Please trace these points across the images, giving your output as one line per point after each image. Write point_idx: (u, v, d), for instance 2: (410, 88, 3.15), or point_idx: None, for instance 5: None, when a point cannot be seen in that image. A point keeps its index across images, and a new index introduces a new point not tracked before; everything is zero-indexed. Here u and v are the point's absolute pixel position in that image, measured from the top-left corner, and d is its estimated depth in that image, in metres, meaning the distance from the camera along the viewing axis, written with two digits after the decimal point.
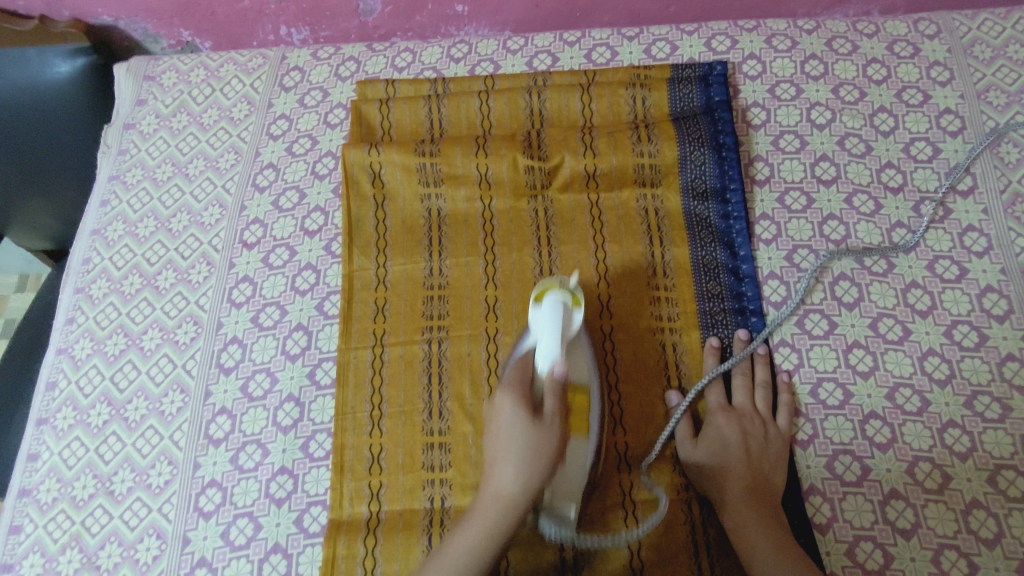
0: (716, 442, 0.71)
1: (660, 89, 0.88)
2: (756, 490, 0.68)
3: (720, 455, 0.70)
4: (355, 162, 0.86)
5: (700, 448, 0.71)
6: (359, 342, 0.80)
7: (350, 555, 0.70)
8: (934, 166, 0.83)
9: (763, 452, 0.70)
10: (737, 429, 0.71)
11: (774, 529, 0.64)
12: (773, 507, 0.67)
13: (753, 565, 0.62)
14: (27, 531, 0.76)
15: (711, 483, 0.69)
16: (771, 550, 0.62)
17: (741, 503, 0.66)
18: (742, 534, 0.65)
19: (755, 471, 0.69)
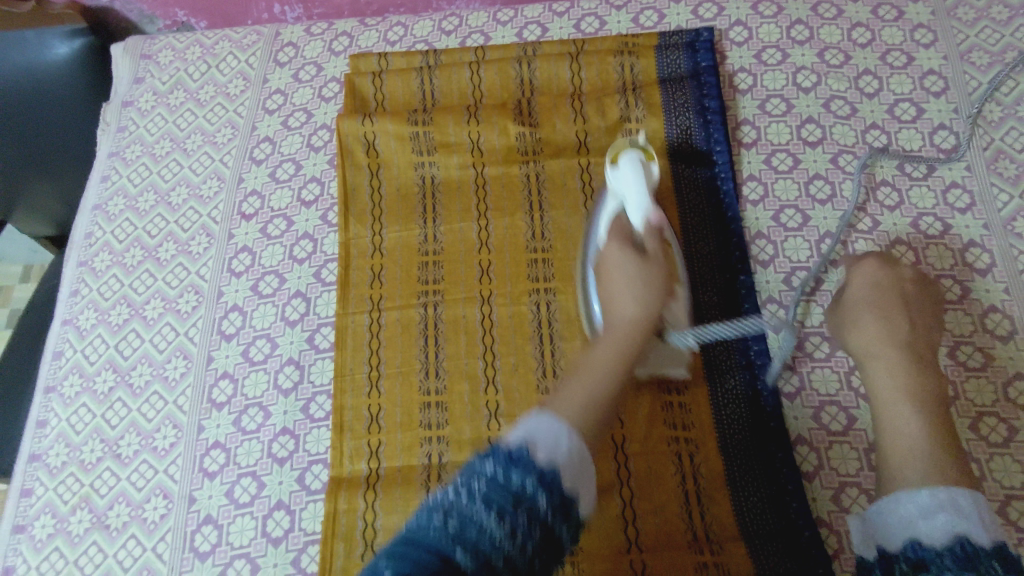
0: (891, 300, 0.67)
1: (647, 56, 0.89)
2: (919, 350, 0.64)
3: (879, 312, 0.66)
4: (349, 132, 0.88)
5: (871, 305, 0.67)
6: (357, 306, 0.82)
7: (351, 509, 0.72)
8: (918, 126, 0.85)
9: (929, 320, 0.67)
10: (919, 293, 0.68)
11: (927, 393, 0.61)
12: (931, 367, 0.63)
13: (897, 428, 0.59)
14: (38, 493, 0.79)
15: (872, 338, 0.65)
16: (929, 418, 0.58)
17: (896, 358, 0.63)
18: (891, 393, 0.62)
19: (932, 334, 0.66)
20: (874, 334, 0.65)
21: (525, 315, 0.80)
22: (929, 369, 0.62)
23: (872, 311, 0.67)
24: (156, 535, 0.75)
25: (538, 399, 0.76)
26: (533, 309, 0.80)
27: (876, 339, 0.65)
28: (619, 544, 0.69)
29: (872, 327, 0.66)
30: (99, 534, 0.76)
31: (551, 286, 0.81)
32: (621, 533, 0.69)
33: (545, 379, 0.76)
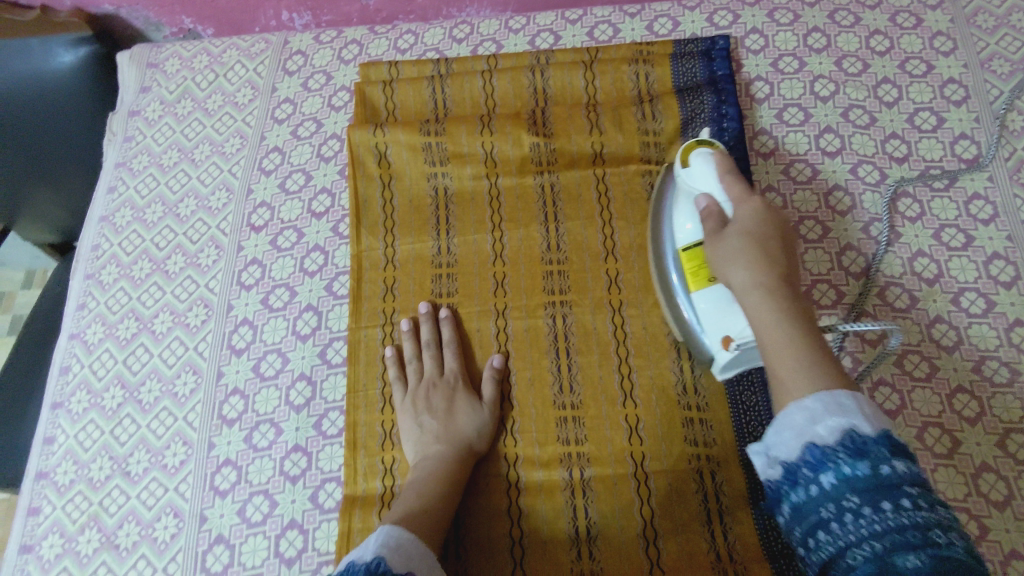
0: (761, 232, 0.64)
1: (663, 65, 0.88)
2: (783, 280, 0.62)
3: (757, 251, 0.62)
4: (361, 142, 0.87)
5: (741, 234, 0.64)
6: (369, 320, 0.81)
7: (365, 528, 0.70)
8: (939, 136, 0.83)
9: (792, 263, 0.64)
10: (779, 224, 0.65)
11: (790, 310, 0.59)
12: (802, 304, 0.61)
13: (784, 373, 0.56)
14: (45, 512, 0.77)
15: (736, 273, 0.63)
16: (807, 344, 0.57)
17: (753, 286, 0.61)
18: (767, 325, 0.59)
19: (789, 273, 0.63)
20: (747, 291, 0.62)
21: (541, 329, 0.78)
22: (780, 295, 0.60)
23: (740, 244, 0.63)
24: (166, 555, 0.73)
25: (554, 415, 0.74)
26: (549, 322, 0.78)
27: (738, 276, 0.63)
28: (640, 565, 0.67)
29: (741, 258, 0.63)
30: (108, 554, 0.74)
31: (567, 299, 0.79)
32: (642, 553, 0.68)
33: (561, 394, 0.75)
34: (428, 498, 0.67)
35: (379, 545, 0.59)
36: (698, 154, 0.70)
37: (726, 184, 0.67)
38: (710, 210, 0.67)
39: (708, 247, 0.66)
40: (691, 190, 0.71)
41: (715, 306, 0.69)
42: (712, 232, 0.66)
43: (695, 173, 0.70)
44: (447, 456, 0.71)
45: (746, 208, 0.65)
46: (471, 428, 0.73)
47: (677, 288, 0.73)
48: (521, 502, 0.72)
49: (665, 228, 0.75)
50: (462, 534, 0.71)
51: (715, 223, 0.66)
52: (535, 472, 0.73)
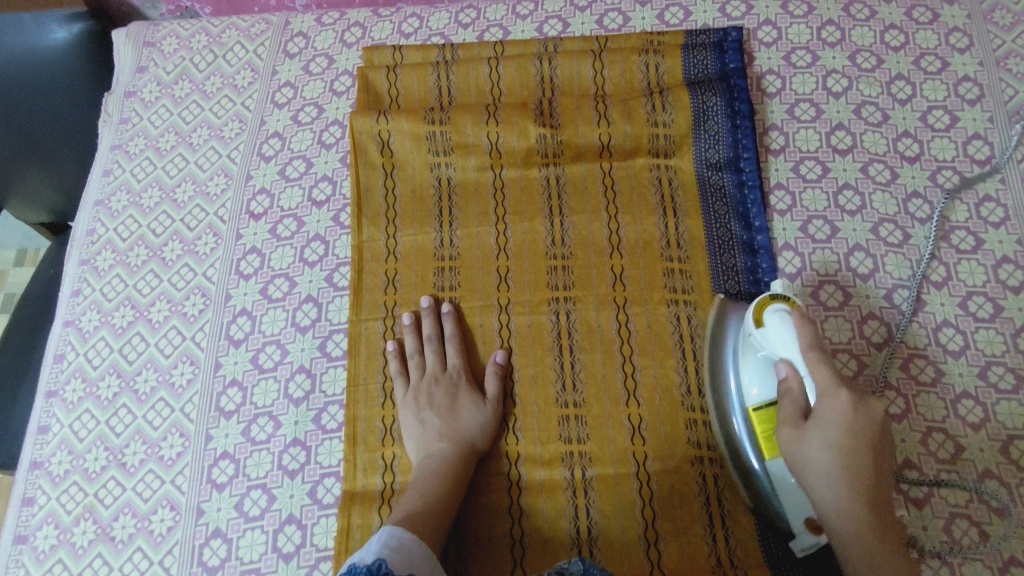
0: (851, 451, 0.58)
1: (674, 56, 0.86)
2: (872, 493, 0.58)
3: (842, 468, 0.58)
4: (363, 130, 0.85)
5: (830, 447, 0.59)
6: (370, 313, 0.80)
7: (365, 525, 0.70)
8: (952, 135, 0.82)
9: (879, 459, 0.60)
10: (877, 434, 0.59)
11: (870, 512, 0.58)
12: (883, 494, 0.59)
13: (853, 554, 0.58)
14: (40, 503, 0.76)
15: (821, 421, 0.60)
16: (882, 556, 0.57)
17: (842, 498, 0.58)
18: (845, 538, 0.58)
19: (875, 443, 0.59)
20: (831, 394, 0.60)
21: (545, 325, 0.77)
22: (860, 515, 0.58)
23: (824, 456, 0.59)
24: (163, 548, 0.73)
25: (556, 413, 0.74)
26: (553, 318, 0.77)
27: (821, 495, 0.59)
28: (641, 567, 0.67)
29: (823, 431, 0.59)
30: (104, 547, 0.73)
31: (571, 295, 0.78)
32: (643, 555, 0.67)
33: (564, 392, 0.74)
34: (432, 498, 0.67)
35: (381, 544, 0.59)
36: (775, 310, 0.65)
37: (812, 363, 0.61)
38: (788, 386, 0.63)
39: (783, 435, 0.62)
40: (770, 351, 0.65)
41: (786, 481, 0.64)
42: (791, 432, 0.61)
43: (769, 334, 0.65)
44: (451, 455, 0.70)
45: (832, 401, 0.60)
46: (473, 425, 0.72)
47: (745, 446, 0.68)
48: (522, 501, 0.71)
49: (724, 352, 0.72)
50: (463, 532, 0.70)
51: (795, 421, 0.62)
52: (537, 471, 0.72)
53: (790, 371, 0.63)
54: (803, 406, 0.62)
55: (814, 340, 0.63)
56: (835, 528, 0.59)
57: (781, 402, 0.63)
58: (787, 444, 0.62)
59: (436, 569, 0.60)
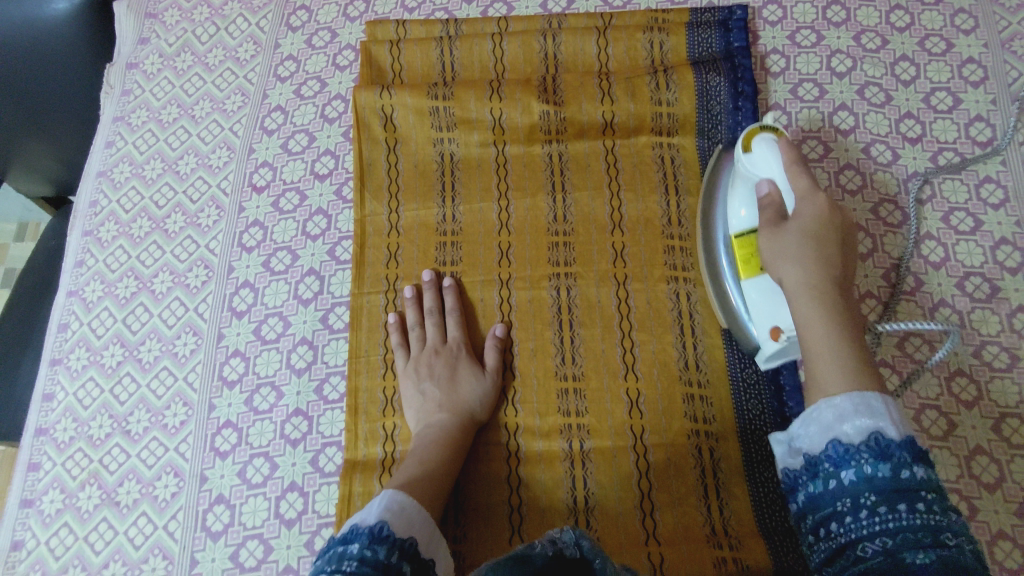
0: (823, 236, 0.62)
1: (678, 34, 0.86)
2: (838, 283, 0.61)
3: (815, 252, 0.61)
4: (367, 104, 0.85)
5: (801, 235, 0.62)
6: (372, 286, 0.80)
7: (366, 492, 0.71)
8: (954, 117, 0.82)
9: (850, 262, 0.63)
10: (843, 229, 0.63)
11: (830, 309, 0.59)
12: (845, 299, 0.60)
13: (822, 365, 0.57)
14: (45, 468, 0.77)
15: (789, 270, 0.62)
16: (842, 337, 0.57)
17: (804, 291, 0.60)
18: (807, 322, 0.60)
19: (844, 280, 0.61)
20: (809, 195, 0.63)
21: (545, 300, 0.78)
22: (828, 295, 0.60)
23: (801, 244, 0.62)
24: (167, 513, 0.74)
25: (555, 385, 0.75)
26: (553, 293, 0.78)
27: (786, 273, 0.62)
28: (636, 536, 0.68)
29: (800, 223, 0.63)
30: (109, 511, 0.75)
31: (572, 270, 0.79)
32: (639, 525, 0.69)
33: (563, 365, 0.75)
34: (431, 465, 0.68)
35: (383, 507, 0.59)
36: (763, 137, 0.68)
37: (794, 176, 0.65)
38: (771, 198, 0.66)
39: (762, 241, 0.65)
40: (755, 172, 0.68)
41: (764, 299, 0.68)
42: (769, 232, 0.64)
43: (757, 158, 0.68)
44: (450, 424, 0.71)
45: (809, 204, 0.63)
46: (473, 395, 0.73)
47: (727, 277, 0.73)
48: (521, 471, 0.72)
49: (717, 207, 0.75)
50: (463, 501, 0.72)
51: (774, 219, 0.65)
52: (535, 443, 0.73)
53: (769, 184, 0.66)
54: (783, 211, 0.65)
55: (800, 158, 0.66)
56: (804, 332, 0.60)
57: (762, 210, 0.66)
58: (764, 236, 0.65)
59: (435, 533, 0.61)
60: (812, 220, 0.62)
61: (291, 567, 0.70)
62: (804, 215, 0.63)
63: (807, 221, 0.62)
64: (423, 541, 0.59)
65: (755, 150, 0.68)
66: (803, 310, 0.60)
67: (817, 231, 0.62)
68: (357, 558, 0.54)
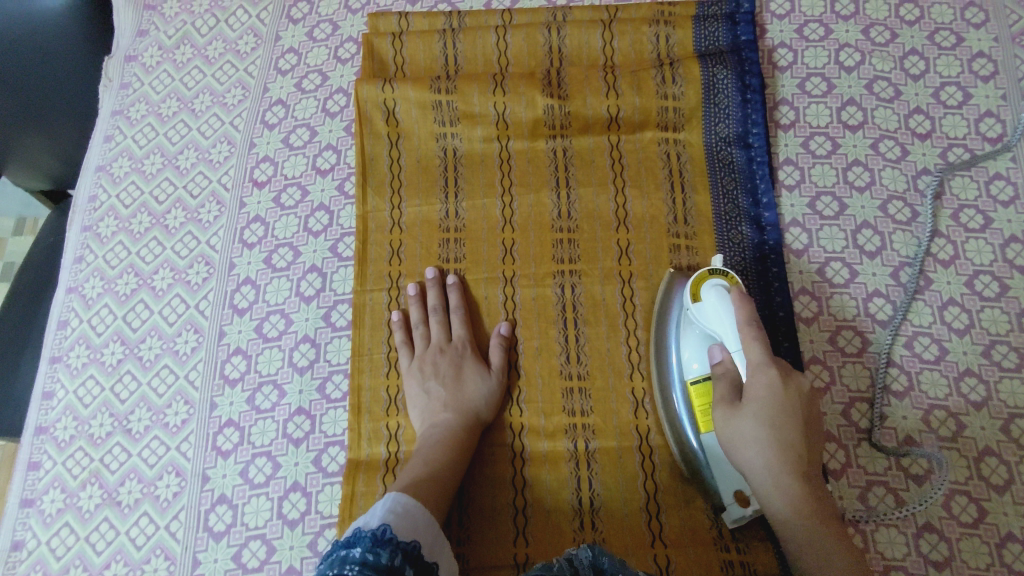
0: (780, 425, 0.60)
1: (685, 28, 0.84)
2: (800, 463, 0.59)
3: (770, 437, 0.60)
4: (368, 98, 0.84)
5: (759, 421, 0.60)
6: (374, 283, 0.79)
7: (368, 492, 0.70)
8: (964, 113, 0.81)
9: (811, 426, 0.62)
10: (801, 405, 0.61)
11: (799, 477, 0.59)
12: (824, 502, 0.59)
13: (795, 539, 0.57)
14: (46, 467, 0.77)
15: (752, 452, 0.60)
16: (825, 540, 0.56)
17: (767, 447, 0.60)
18: (779, 519, 0.59)
19: (805, 448, 0.60)
20: (761, 370, 0.61)
21: (550, 299, 0.77)
22: (805, 508, 0.58)
23: (756, 427, 0.60)
24: (169, 513, 0.73)
25: (561, 385, 0.74)
26: (557, 292, 0.77)
27: (775, 502, 0.59)
28: (642, 538, 0.68)
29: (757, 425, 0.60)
30: (110, 511, 0.74)
31: (577, 268, 0.78)
32: (645, 526, 0.68)
33: (568, 365, 0.74)
34: (436, 466, 0.67)
35: (386, 511, 0.59)
36: (712, 286, 0.67)
37: (745, 339, 0.63)
38: (724, 366, 0.65)
39: (717, 411, 0.63)
40: (705, 330, 0.67)
41: (718, 432, 0.65)
42: (724, 411, 0.62)
43: (706, 312, 0.66)
44: (456, 425, 0.71)
45: (761, 378, 0.61)
46: (479, 396, 0.73)
47: (682, 424, 0.69)
48: (526, 472, 0.72)
49: (667, 331, 0.71)
50: (466, 501, 0.71)
51: (729, 395, 0.63)
52: (540, 443, 0.72)
53: (720, 351, 0.65)
54: (737, 381, 0.64)
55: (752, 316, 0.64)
56: (775, 518, 0.59)
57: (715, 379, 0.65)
58: (716, 422, 0.63)
59: (437, 537, 0.61)
60: (770, 406, 0.60)
61: (295, 568, 0.70)
62: (760, 394, 0.61)
63: (765, 403, 0.61)
64: (427, 543, 0.59)
65: (707, 304, 0.66)
66: (778, 504, 0.59)
67: (773, 413, 0.60)
68: (359, 562, 0.52)
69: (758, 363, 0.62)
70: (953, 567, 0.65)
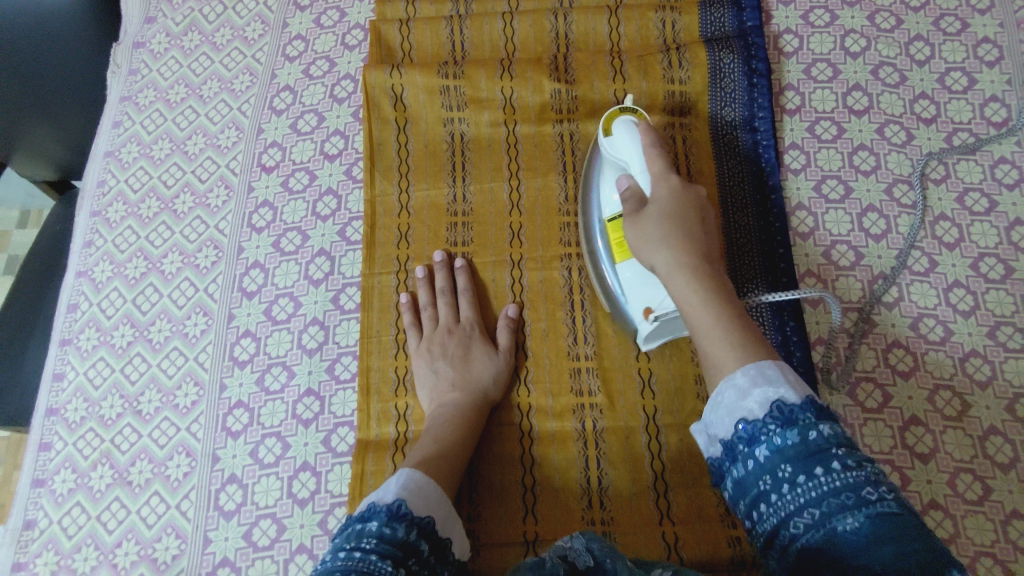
0: (683, 227, 0.62)
1: (691, 13, 0.85)
2: (704, 260, 0.61)
3: (673, 231, 0.62)
4: (376, 83, 0.84)
5: (663, 222, 0.62)
6: (383, 267, 0.80)
7: (378, 471, 0.71)
8: (969, 98, 0.82)
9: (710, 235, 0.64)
10: (698, 208, 0.64)
11: (697, 281, 0.59)
12: (716, 271, 0.61)
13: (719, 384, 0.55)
14: (57, 448, 0.77)
15: (659, 254, 0.62)
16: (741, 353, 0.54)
17: (676, 271, 0.60)
18: (690, 303, 0.59)
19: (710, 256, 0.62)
20: (661, 179, 0.64)
21: (557, 280, 0.78)
22: (707, 291, 0.59)
23: (659, 229, 0.62)
24: (179, 493, 0.74)
25: (568, 366, 0.74)
26: (565, 274, 0.78)
27: (680, 292, 0.60)
28: (650, 516, 0.69)
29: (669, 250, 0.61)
30: (121, 491, 0.75)
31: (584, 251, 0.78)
32: (653, 504, 0.69)
33: (575, 345, 0.75)
34: (445, 444, 0.68)
35: (400, 486, 0.59)
36: (622, 121, 0.68)
37: (648, 157, 0.65)
38: (632, 191, 0.66)
39: (627, 228, 0.65)
40: (617, 158, 0.68)
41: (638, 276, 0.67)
42: (632, 214, 0.65)
43: (616, 142, 0.68)
44: (464, 404, 0.71)
45: (663, 187, 0.64)
46: (487, 375, 0.73)
47: (603, 256, 0.72)
48: (534, 452, 0.72)
49: (593, 189, 0.74)
50: (475, 481, 0.71)
51: (633, 204, 0.65)
52: (548, 422, 0.73)
53: (628, 180, 0.67)
54: (642, 196, 0.65)
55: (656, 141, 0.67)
56: (690, 316, 0.59)
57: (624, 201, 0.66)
58: (629, 238, 0.64)
59: (451, 513, 0.61)
60: (673, 211, 0.63)
61: (305, 546, 0.70)
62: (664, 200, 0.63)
63: (666, 210, 0.63)
64: (441, 518, 0.60)
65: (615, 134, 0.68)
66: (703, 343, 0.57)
67: (675, 215, 0.63)
68: (375, 536, 0.53)
69: (663, 202, 0.63)
70: (959, 543, 0.66)
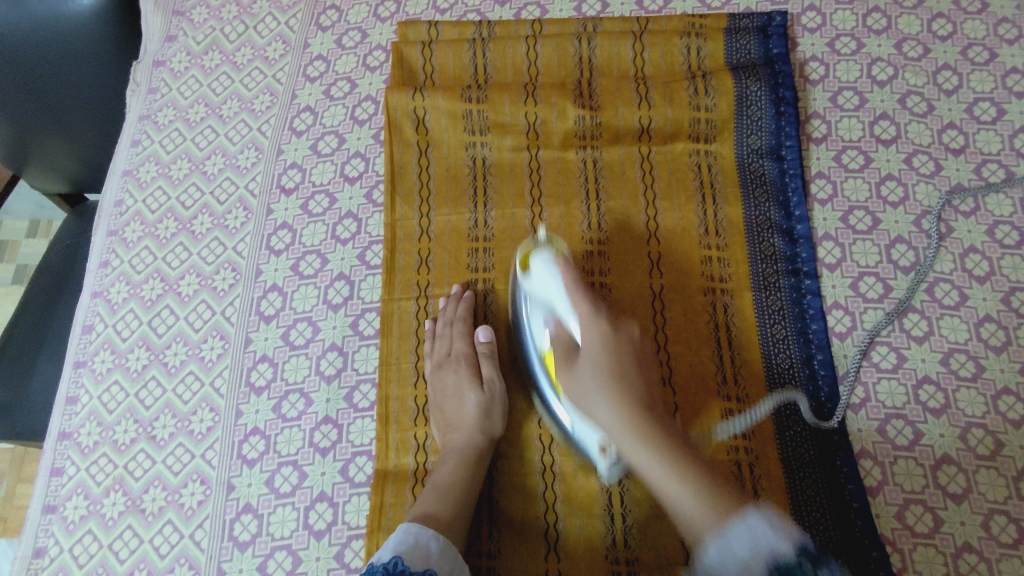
0: (615, 369, 0.65)
1: (716, 40, 0.84)
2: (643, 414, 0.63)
3: (612, 386, 0.64)
4: (398, 106, 0.83)
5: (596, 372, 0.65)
6: (402, 292, 0.79)
7: (398, 504, 0.70)
8: (998, 128, 0.81)
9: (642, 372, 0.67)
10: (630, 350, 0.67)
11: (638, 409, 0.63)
12: (665, 427, 0.62)
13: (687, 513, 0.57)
14: (69, 473, 0.76)
15: (600, 411, 0.64)
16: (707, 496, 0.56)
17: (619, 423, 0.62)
18: (654, 475, 0.59)
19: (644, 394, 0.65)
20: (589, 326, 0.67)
21: None
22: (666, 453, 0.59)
23: (594, 378, 0.65)
24: (194, 522, 0.72)
25: None
26: None
27: (606, 421, 0.63)
28: (676, 556, 0.67)
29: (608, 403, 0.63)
30: (134, 519, 0.73)
31: (607, 280, 0.77)
32: (679, 544, 0.67)
33: None
34: (450, 491, 0.66)
35: (397, 541, 0.59)
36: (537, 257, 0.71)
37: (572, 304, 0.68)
38: (558, 335, 0.69)
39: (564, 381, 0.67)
40: (536, 296, 0.71)
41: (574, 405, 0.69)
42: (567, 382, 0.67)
43: (536, 279, 0.71)
44: (469, 446, 0.69)
45: (592, 332, 0.67)
46: (479, 412, 0.71)
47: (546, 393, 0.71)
48: (557, 487, 0.70)
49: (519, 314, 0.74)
50: (496, 515, 0.70)
51: (566, 356, 0.68)
52: (570, 456, 0.71)
53: (558, 324, 0.70)
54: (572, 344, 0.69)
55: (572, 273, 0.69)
56: (643, 469, 0.60)
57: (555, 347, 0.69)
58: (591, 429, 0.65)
59: (456, 565, 0.60)
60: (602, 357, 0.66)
61: None
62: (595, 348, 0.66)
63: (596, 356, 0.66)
64: (444, 571, 0.59)
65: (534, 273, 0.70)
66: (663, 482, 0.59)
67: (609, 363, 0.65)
68: None
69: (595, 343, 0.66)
70: None
